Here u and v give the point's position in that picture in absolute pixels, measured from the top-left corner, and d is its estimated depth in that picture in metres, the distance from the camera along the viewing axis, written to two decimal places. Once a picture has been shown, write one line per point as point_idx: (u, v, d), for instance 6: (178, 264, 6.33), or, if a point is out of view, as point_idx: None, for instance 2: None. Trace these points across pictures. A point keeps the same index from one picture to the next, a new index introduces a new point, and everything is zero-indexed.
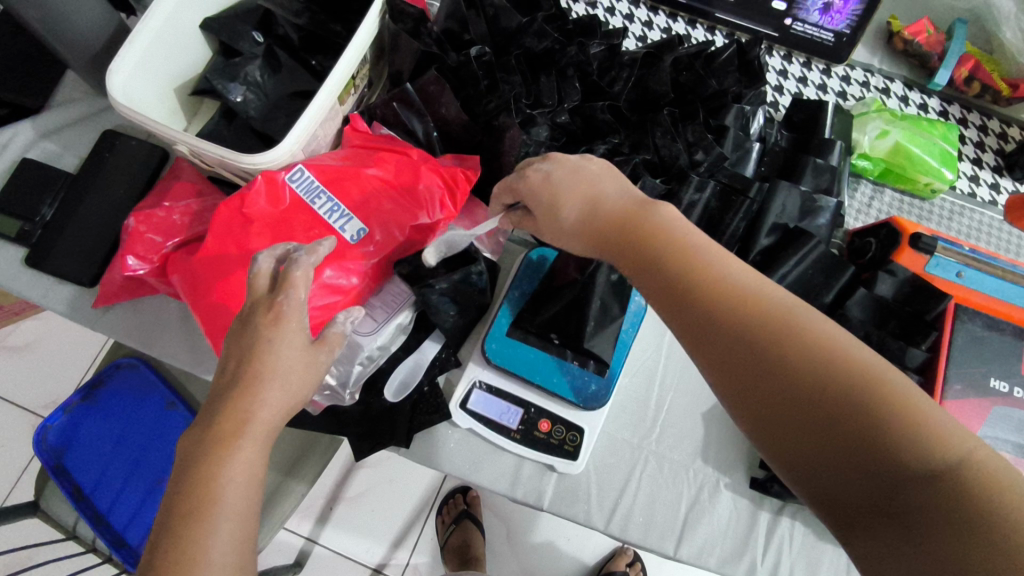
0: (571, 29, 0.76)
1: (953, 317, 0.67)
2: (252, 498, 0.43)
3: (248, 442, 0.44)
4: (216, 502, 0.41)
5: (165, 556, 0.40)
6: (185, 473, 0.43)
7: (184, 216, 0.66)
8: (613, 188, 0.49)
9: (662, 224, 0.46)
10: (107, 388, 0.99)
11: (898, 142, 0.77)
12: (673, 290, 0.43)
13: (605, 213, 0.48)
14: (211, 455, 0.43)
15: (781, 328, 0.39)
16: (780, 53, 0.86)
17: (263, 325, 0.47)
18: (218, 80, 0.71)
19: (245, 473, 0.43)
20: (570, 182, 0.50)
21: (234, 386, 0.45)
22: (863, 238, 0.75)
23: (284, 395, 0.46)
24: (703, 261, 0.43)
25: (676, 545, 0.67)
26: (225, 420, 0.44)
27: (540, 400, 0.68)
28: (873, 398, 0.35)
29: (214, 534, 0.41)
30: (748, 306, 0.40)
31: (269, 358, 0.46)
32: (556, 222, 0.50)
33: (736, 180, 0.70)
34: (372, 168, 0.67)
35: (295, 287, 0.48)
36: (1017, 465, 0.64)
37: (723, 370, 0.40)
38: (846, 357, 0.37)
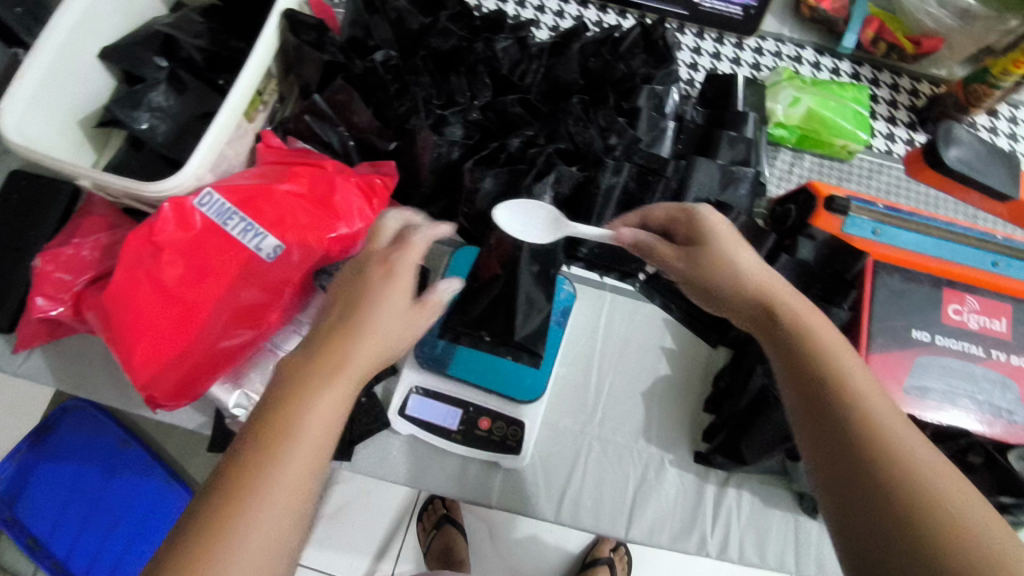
0: (477, 25, 0.75)
1: (872, 274, 0.68)
2: (326, 444, 0.39)
3: (340, 381, 0.41)
4: (296, 428, 0.38)
5: (231, 466, 0.37)
6: (273, 393, 0.40)
7: (94, 251, 0.64)
8: (756, 265, 0.52)
9: (806, 330, 0.46)
10: (57, 433, 0.97)
11: (810, 108, 0.78)
12: (802, 374, 0.44)
13: (747, 292, 0.50)
14: (300, 381, 0.41)
15: (905, 454, 0.37)
16: (692, 31, 0.86)
17: (376, 276, 0.47)
18: (120, 109, 0.69)
19: (328, 416, 0.40)
20: (737, 252, 0.52)
21: (338, 325, 0.45)
22: (784, 205, 0.76)
23: (377, 347, 0.45)
24: (845, 375, 0.42)
25: (626, 527, 0.67)
26: (330, 354, 0.43)
27: (478, 399, 0.68)
28: (940, 508, 0.34)
29: (286, 458, 0.37)
30: (879, 423, 0.39)
31: (372, 309, 0.46)
32: (700, 261, 0.53)
33: (651, 161, 0.71)
34: (285, 183, 0.66)
35: (410, 249, 0.50)
36: (947, 412, 0.65)
37: (822, 451, 0.40)
38: (929, 468, 0.37)
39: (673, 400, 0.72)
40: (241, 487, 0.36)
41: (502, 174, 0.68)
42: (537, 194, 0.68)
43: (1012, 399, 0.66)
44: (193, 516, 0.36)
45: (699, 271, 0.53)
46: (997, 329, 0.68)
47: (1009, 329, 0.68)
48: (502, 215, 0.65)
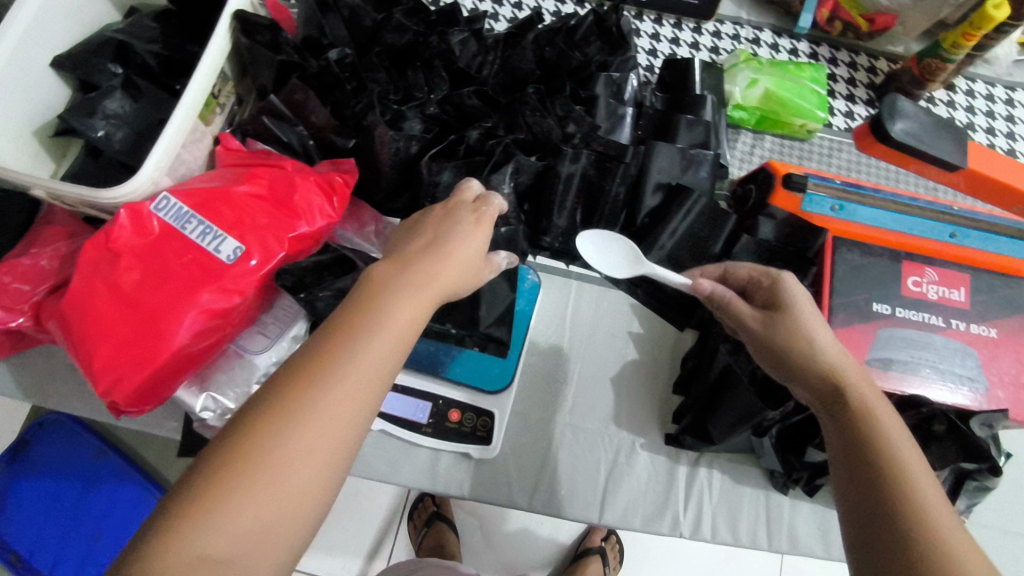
0: (433, 20, 0.76)
1: (831, 250, 0.69)
2: (406, 340, 0.43)
3: (424, 291, 0.45)
4: (378, 314, 0.42)
5: (318, 336, 0.41)
6: (365, 288, 0.44)
7: (53, 260, 0.64)
8: (831, 338, 0.53)
9: (876, 418, 0.47)
10: (34, 450, 0.97)
11: (767, 90, 0.79)
12: (863, 456, 0.45)
13: (817, 367, 0.51)
14: (389, 282, 0.44)
15: (946, 554, 0.38)
16: (650, 18, 0.87)
17: (465, 219, 0.51)
18: (75, 118, 0.69)
19: (408, 320, 0.43)
20: (815, 324, 0.53)
21: (428, 247, 0.48)
22: (745, 186, 0.77)
23: (457, 272, 0.48)
24: (905, 462, 0.43)
25: (599, 512, 0.68)
26: (418, 264, 0.46)
27: (447, 391, 0.69)
28: None
29: (371, 339, 0.41)
30: (939, 530, 0.40)
31: (456, 243, 0.49)
32: (777, 326, 0.54)
33: (610, 148, 0.71)
34: (243, 185, 0.66)
35: (493, 207, 0.54)
36: (910, 382, 0.66)
37: (860, 519, 0.42)
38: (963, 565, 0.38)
39: (642, 384, 0.73)
40: (330, 355, 0.40)
41: (461, 166, 0.68)
42: (495, 184, 0.68)
43: (973, 366, 0.67)
44: (284, 371, 0.40)
45: (773, 337, 0.54)
46: (957, 299, 0.69)
47: (967, 298, 0.69)
48: (586, 245, 0.68)
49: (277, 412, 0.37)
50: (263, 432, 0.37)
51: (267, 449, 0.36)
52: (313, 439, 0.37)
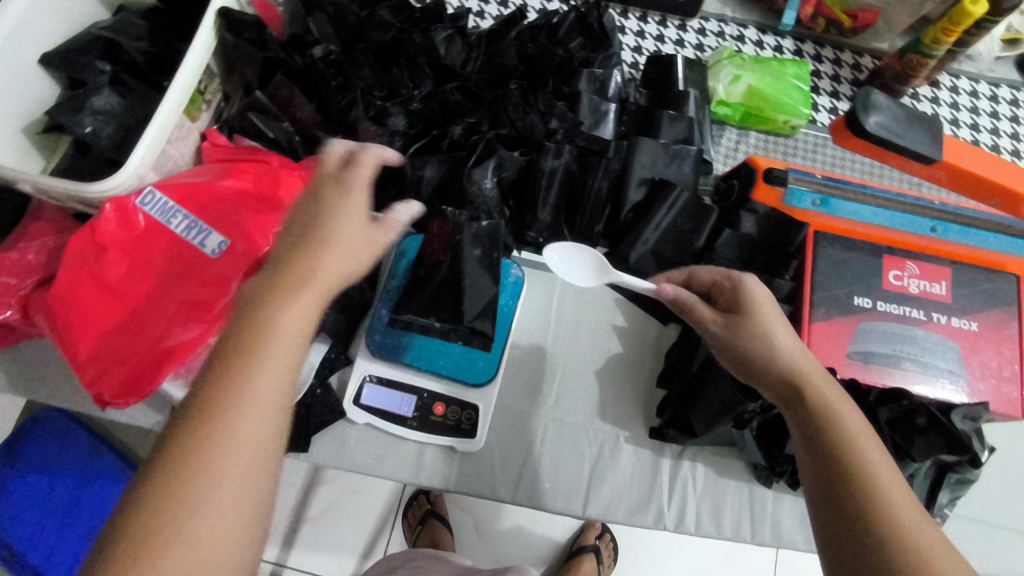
0: (418, 17, 0.76)
1: (812, 244, 0.70)
2: (300, 341, 0.42)
3: (309, 288, 0.43)
4: (265, 330, 0.41)
5: (205, 373, 0.39)
6: (247, 303, 0.42)
7: (40, 254, 0.65)
8: (791, 338, 0.51)
9: (844, 426, 0.45)
10: (25, 446, 0.98)
11: (750, 86, 0.80)
12: (831, 474, 0.42)
13: (777, 368, 0.49)
14: (274, 287, 0.43)
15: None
16: (635, 15, 0.87)
17: (332, 195, 0.49)
18: (62, 114, 0.70)
19: (299, 322, 0.42)
20: (772, 329, 0.51)
21: (304, 241, 0.46)
22: (727, 181, 0.77)
23: (341, 255, 0.46)
24: (877, 473, 0.42)
25: (583, 505, 0.68)
26: (296, 263, 0.45)
27: (431, 384, 0.69)
28: None
29: (263, 355, 0.40)
30: (923, 552, 0.38)
31: (336, 224, 0.47)
32: (739, 328, 0.52)
33: (593, 142, 0.72)
34: (228, 179, 0.67)
35: (364, 167, 0.52)
36: (890, 375, 0.66)
37: (840, 555, 0.40)
38: None
39: (626, 379, 0.73)
40: (224, 390, 0.38)
41: (444, 161, 0.69)
42: (477, 180, 0.68)
43: (953, 359, 0.67)
44: (182, 420, 0.38)
45: (736, 342, 0.52)
46: (938, 292, 0.69)
47: (949, 292, 0.69)
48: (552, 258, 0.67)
49: (187, 460, 0.36)
50: (178, 484, 0.36)
51: (188, 496, 0.36)
52: (231, 472, 0.37)
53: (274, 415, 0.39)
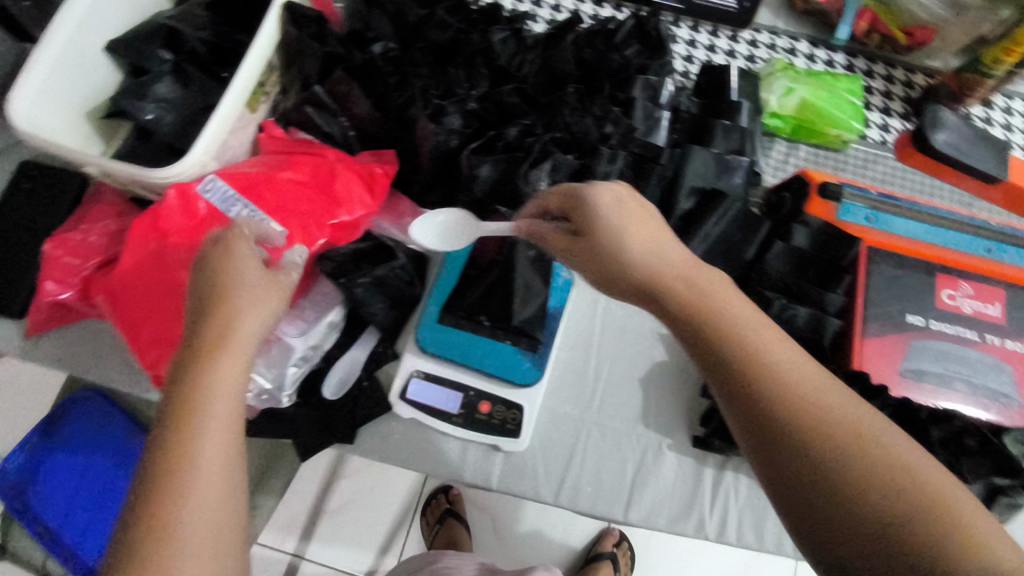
0: (474, 18, 0.77)
1: (866, 260, 0.70)
2: (237, 405, 0.46)
3: (232, 346, 0.48)
4: (203, 397, 0.45)
5: (155, 455, 0.43)
6: (175, 385, 0.46)
7: (102, 237, 0.66)
8: (661, 246, 0.49)
9: (739, 331, 0.43)
10: (67, 424, 1.00)
11: (803, 99, 0.80)
12: (750, 399, 0.40)
13: (658, 276, 0.47)
14: (204, 355, 0.47)
15: (884, 471, 0.36)
16: (687, 24, 0.88)
17: (219, 257, 0.54)
18: (127, 101, 0.71)
19: (232, 376, 0.47)
20: (640, 229, 0.50)
21: (211, 307, 0.50)
22: (779, 194, 0.76)
23: (253, 309, 0.51)
24: (784, 368, 0.41)
25: (624, 510, 0.69)
26: (211, 329, 0.49)
27: (478, 382, 0.70)
28: (932, 510, 0.34)
29: (203, 430, 0.43)
30: (855, 443, 0.37)
31: (234, 279, 0.52)
32: (603, 244, 0.50)
33: (647, 149, 0.72)
34: (287, 171, 0.68)
35: (242, 224, 0.58)
36: (943, 395, 0.65)
37: (780, 474, 0.38)
38: (903, 470, 0.36)
39: (670, 386, 0.73)
40: (169, 475, 0.41)
41: (499, 161, 0.69)
42: (533, 182, 0.69)
43: (1006, 381, 0.66)
44: (138, 508, 0.41)
45: (607, 257, 0.50)
46: (992, 313, 0.68)
47: (1003, 314, 0.68)
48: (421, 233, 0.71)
49: (159, 535, 0.40)
50: (161, 559, 0.39)
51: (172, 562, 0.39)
52: (206, 527, 0.41)
53: (225, 479, 0.43)
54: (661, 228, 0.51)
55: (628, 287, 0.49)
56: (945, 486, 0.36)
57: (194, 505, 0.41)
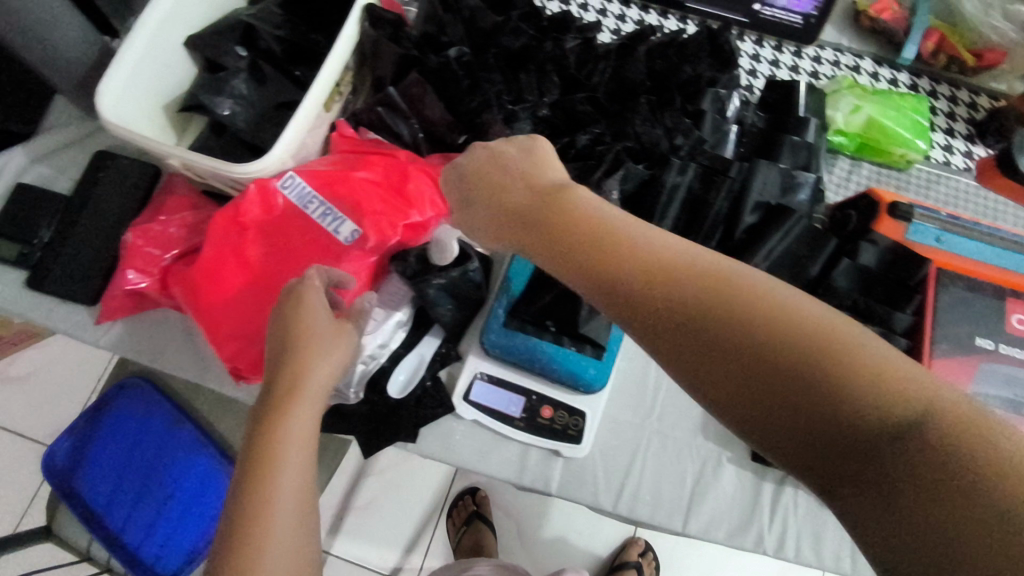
0: (545, 26, 0.77)
1: (934, 281, 0.69)
2: (309, 457, 0.48)
3: (304, 399, 0.50)
4: (277, 453, 0.46)
5: (236, 509, 0.45)
6: (253, 437, 0.48)
7: (181, 229, 0.68)
8: (523, 185, 0.52)
9: (600, 228, 0.45)
10: (112, 410, 1.02)
11: (870, 117, 0.80)
12: (631, 296, 0.42)
13: (529, 205, 0.50)
14: (278, 407, 0.49)
15: (758, 318, 0.38)
16: (751, 39, 0.88)
17: (292, 305, 0.55)
18: (205, 95, 0.72)
19: (304, 429, 0.48)
20: (502, 176, 0.54)
21: (286, 356, 0.52)
22: (844, 211, 0.76)
23: (327, 359, 0.52)
24: (647, 248, 0.43)
25: (683, 521, 0.69)
26: (284, 380, 0.51)
27: (541, 387, 0.71)
28: (810, 345, 0.36)
29: (279, 483, 0.45)
30: (722, 299, 0.39)
31: (307, 327, 0.53)
32: (475, 207, 0.55)
33: (716, 162, 0.73)
34: (361, 171, 0.69)
35: (312, 275, 0.58)
36: (1010, 419, 0.65)
37: (684, 361, 0.40)
38: (781, 311, 0.38)
39: None
40: (250, 528, 0.44)
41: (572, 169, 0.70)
42: (607, 189, 0.70)
43: None
44: (221, 561, 0.44)
45: (484, 221, 0.54)
46: None
47: None
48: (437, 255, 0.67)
49: None
50: None
51: None
52: None
53: (298, 529, 0.45)
54: (528, 160, 0.55)
55: (510, 231, 0.51)
56: (818, 313, 0.38)
57: (271, 553, 0.44)
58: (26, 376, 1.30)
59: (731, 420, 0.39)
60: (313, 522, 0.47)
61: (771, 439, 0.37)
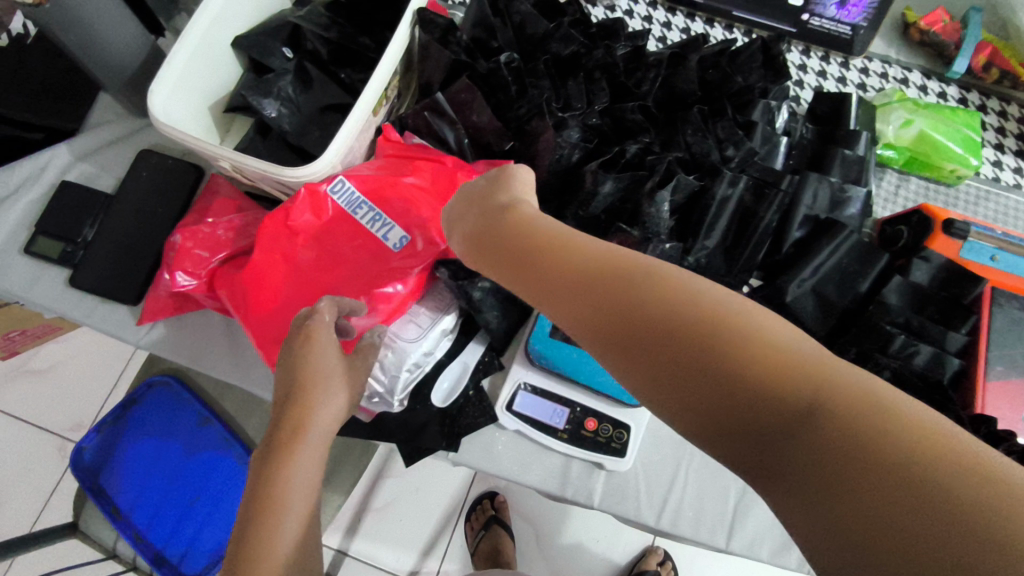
0: (593, 32, 0.77)
1: (989, 300, 0.68)
2: (309, 499, 0.49)
3: (308, 447, 0.49)
4: (280, 506, 0.47)
5: (239, 560, 0.46)
6: (257, 480, 0.48)
7: (228, 231, 0.67)
8: (496, 210, 0.52)
9: (554, 244, 0.46)
10: (140, 406, 0.98)
11: (922, 130, 0.78)
12: (585, 310, 0.43)
13: (500, 228, 0.50)
14: (280, 457, 0.48)
15: (700, 325, 0.39)
16: (798, 49, 0.87)
17: (299, 341, 0.54)
18: (251, 95, 0.71)
19: (306, 478, 0.49)
20: (468, 199, 0.56)
21: (291, 398, 0.51)
22: (894, 226, 0.75)
23: (332, 400, 0.52)
24: (595, 259, 0.44)
25: (726, 538, 0.68)
26: (286, 426, 0.50)
27: (586, 399, 0.70)
28: (748, 354, 0.37)
29: (281, 529, 0.46)
30: (667, 305, 0.40)
31: (314, 368, 0.52)
32: (460, 233, 0.54)
33: (767, 174, 0.73)
34: (409, 176, 0.67)
35: (322, 312, 0.56)
36: None
37: (640, 374, 0.41)
38: (721, 318, 0.39)
39: None
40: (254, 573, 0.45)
41: (623, 178, 0.69)
42: (658, 201, 0.67)
43: None
44: None
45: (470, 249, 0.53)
46: None
47: None
48: None
49: None
50: None
51: None
52: None
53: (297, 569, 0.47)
54: (491, 181, 0.56)
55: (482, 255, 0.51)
56: (738, 313, 0.39)
57: None
58: (48, 368, 1.30)
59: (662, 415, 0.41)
60: (307, 559, 0.49)
61: (699, 434, 0.39)
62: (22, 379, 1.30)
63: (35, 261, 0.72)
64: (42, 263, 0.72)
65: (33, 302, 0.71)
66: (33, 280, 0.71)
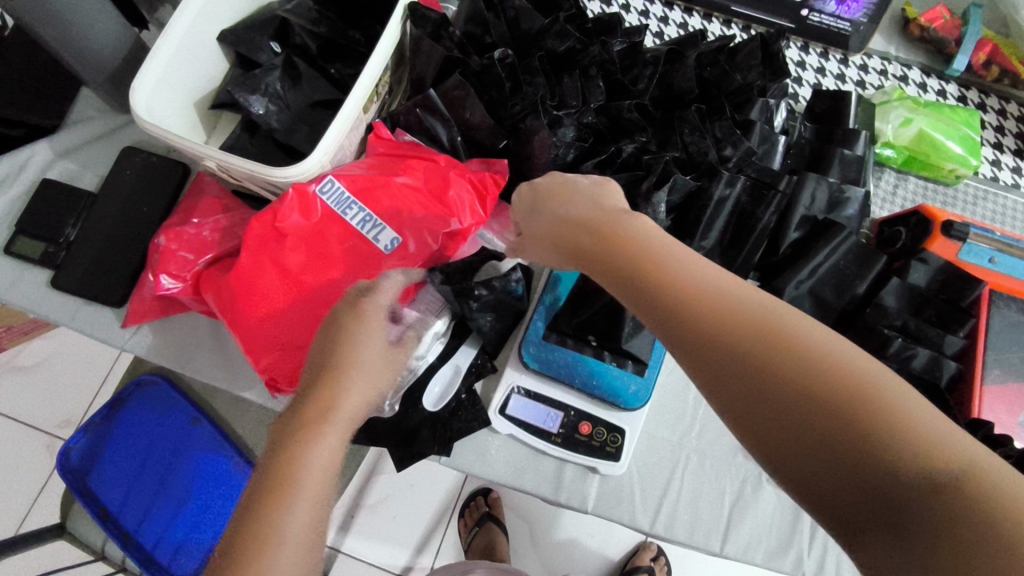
0: (590, 28, 0.76)
1: (988, 303, 0.67)
2: (328, 487, 0.44)
3: (335, 425, 0.46)
4: (295, 482, 0.43)
5: (242, 537, 0.41)
6: (274, 455, 0.44)
7: (214, 232, 0.66)
8: (596, 209, 0.51)
9: (649, 256, 0.45)
10: (128, 407, 0.96)
11: (922, 130, 0.77)
12: (672, 322, 0.42)
13: (593, 232, 0.49)
14: (303, 433, 0.45)
15: (802, 356, 0.37)
16: (797, 44, 0.85)
17: (347, 318, 0.51)
18: (239, 91, 0.69)
19: (327, 458, 0.45)
20: (567, 194, 0.54)
21: (322, 374, 0.48)
22: (893, 227, 0.74)
23: (368, 383, 0.49)
24: (690, 277, 0.43)
25: (721, 543, 0.68)
26: (314, 402, 0.47)
27: (580, 402, 0.69)
28: (855, 395, 0.34)
29: (290, 511, 0.42)
30: (766, 332, 0.38)
31: (354, 348, 0.50)
32: (547, 223, 0.54)
33: (764, 175, 0.72)
34: (401, 176, 0.66)
35: (382, 292, 0.54)
36: None
37: (725, 390, 0.38)
38: (827, 356, 0.36)
39: None
40: (255, 549, 0.40)
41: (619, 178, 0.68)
42: (654, 202, 0.66)
43: None
44: None
45: (556, 239, 0.52)
46: None
47: None
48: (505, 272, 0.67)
49: None
50: None
51: None
52: None
53: (306, 555, 0.41)
54: (594, 184, 0.54)
55: (571, 251, 0.51)
56: (851, 357, 0.36)
57: None
58: (33, 367, 1.28)
59: (743, 437, 0.38)
60: (320, 551, 0.43)
61: (781, 461, 0.36)
62: (5, 377, 1.27)
63: (16, 262, 0.70)
64: (22, 265, 0.70)
65: (15, 304, 0.69)
66: (13, 281, 0.69)
